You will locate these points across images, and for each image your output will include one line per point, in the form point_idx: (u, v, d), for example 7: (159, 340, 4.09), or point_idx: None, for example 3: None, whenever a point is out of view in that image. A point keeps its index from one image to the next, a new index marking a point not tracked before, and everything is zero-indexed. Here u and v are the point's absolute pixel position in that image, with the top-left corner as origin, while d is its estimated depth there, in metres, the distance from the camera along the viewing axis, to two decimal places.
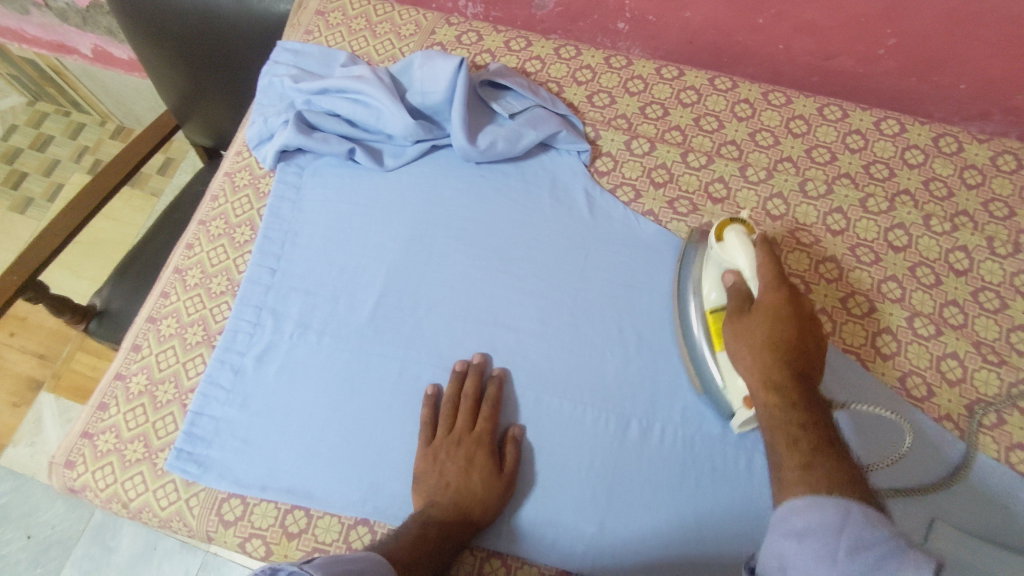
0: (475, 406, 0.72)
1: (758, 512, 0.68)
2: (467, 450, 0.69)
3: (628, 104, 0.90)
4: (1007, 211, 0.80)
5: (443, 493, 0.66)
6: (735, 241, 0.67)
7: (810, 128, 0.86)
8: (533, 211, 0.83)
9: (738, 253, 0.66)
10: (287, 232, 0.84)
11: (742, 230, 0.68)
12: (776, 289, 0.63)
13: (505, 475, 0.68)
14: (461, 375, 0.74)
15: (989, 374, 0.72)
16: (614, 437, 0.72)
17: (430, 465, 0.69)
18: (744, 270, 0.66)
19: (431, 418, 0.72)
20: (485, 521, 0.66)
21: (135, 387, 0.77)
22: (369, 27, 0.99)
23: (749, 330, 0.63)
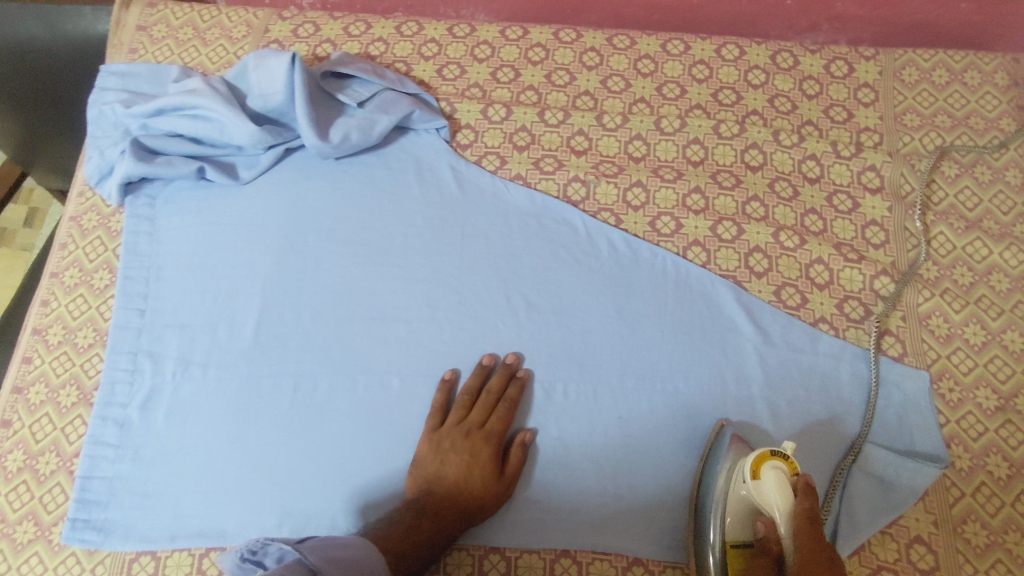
0: (497, 401, 0.72)
1: (667, 447, 0.71)
2: (474, 444, 0.69)
3: (479, 72, 0.88)
4: (846, 114, 0.84)
5: (441, 484, 0.67)
6: (777, 483, 0.59)
7: (657, 65, 0.87)
8: (402, 198, 0.82)
9: (775, 497, 0.59)
10: (148, 267, 0.80)
11: (780, 476, 0.60)
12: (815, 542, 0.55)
13: (505, 475, 0.68)
14: (489, 368, 0.73)
15: (852, 272, 0.76)
16: (520, 405, 0.73)
17: (434, 453, 0.69)
18: (778, 517, 0.58)
19: (442, 406, 0.72)
20: (480, 517, 0.67)
21: (12, 465, 0.72)
22: (197, 34, 0.93)
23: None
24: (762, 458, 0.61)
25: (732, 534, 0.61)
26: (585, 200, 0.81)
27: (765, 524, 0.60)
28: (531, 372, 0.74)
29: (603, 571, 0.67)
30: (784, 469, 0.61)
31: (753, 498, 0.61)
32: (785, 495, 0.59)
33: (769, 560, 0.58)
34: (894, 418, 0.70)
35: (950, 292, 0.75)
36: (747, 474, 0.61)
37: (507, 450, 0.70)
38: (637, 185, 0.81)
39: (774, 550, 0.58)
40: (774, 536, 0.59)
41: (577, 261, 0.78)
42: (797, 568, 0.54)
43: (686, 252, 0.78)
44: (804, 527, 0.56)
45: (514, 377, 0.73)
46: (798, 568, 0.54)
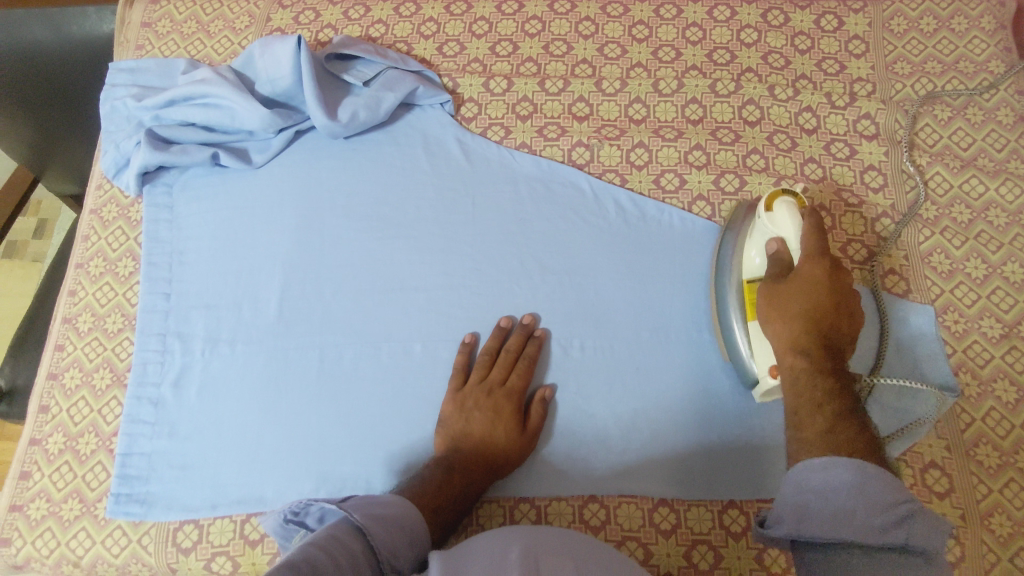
0: (517, 360, 0.74)
1: (684, 393, 0.73)
2: (497, 401, 0.71)
3: (478, 47, 0.90)
4: (838, 66, 0.86)
5: (467, 440, 0.69)
6: (789, 211, 0.65)
7: (652, 30, 0.90)
8: (412, 172, 0.84)
9: (785, 222, 0.65)
10: (171, 253, 0.82)
11: (792, 201, 0.65)
12: (819, 260, 0.62)
13: (528, 429, 0.71)
14: (506, 329, 0.75)
15: (854, 216, 0.78)
16: (538, 362, 0.75)
17: (459, 411, 0.71)
18: (791, 240, 0.64)
19: (463, 367, 0.74)
20: (506, 469, 0.69)
21: (54, 447, 0.74)
22: (201, 27, 0.95)
23: (786, 297, 0.62)
24: (774, 195, 0.67)
25: (753, 266, 0.68)
26: (590, 163, 0.83)
27: (777, 243, 0.65)
28: (547, 331, 0.76)
29: (631, 514, 0.69)
30: (795, 202, 0.66)
31: (766, 229, 0.67)
32: (795, 220, 0.64)
33: (780, 267, 0.64)
34: (903, 353, 0.73)
35: (950, 229, 0.77)
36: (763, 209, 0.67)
37: (529, 405, 0.72)
38: (639, 146, 0.83)
39: (783, 264, 0.64)
40: (784, 248, 0.64)
41: (586, 223, 0.80)
42: (802, 279, 0.62)
43: (691, 206, 0.80)
44: (820, 285, 0.61)
45: (531, 336, 0.75)
46: (807, 279, 0.62)
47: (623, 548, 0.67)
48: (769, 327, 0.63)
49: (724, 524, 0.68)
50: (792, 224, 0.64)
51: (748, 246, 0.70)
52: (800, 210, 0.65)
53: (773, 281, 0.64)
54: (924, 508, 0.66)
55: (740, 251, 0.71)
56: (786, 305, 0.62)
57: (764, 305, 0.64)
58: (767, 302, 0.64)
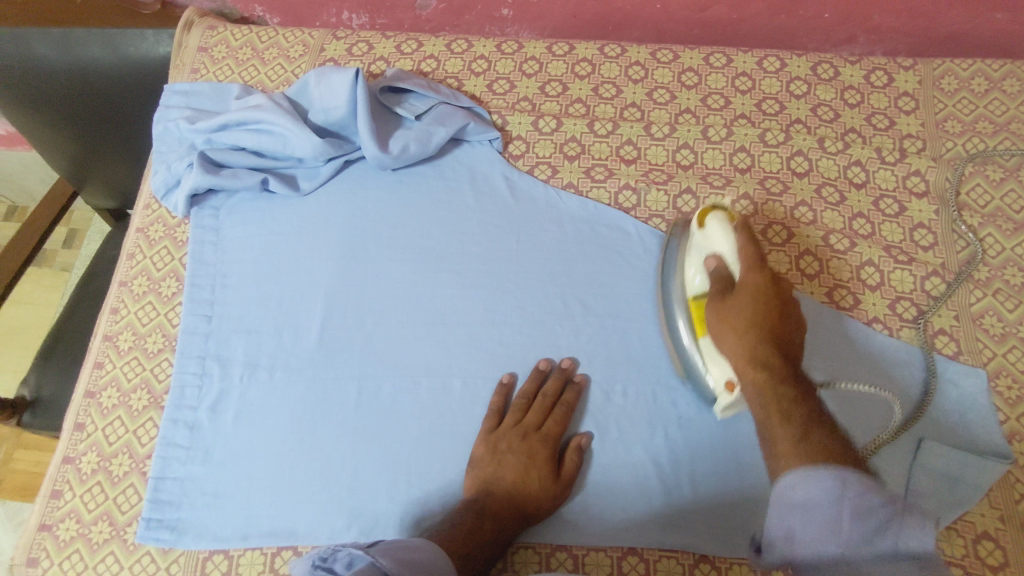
0: (553, 404, 0.73)
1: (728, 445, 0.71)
2: (531, 445, 0.70)
3: (528, 86, 0.91)
4: (888, 121, 0.86)
5: (498, 484, 0.68)
6: (721, 226, 0.68)
7: (701, 78, 0.90)
8: (458, 208, 0.84)
9: (721, 236, 0.67)
10: (215, 275, 0.82)
11: (723, 216, 0.69)
12: (758, 269, 0.63)
13: (563, 476, 0.69)
14: (544, 372, 0.75)
15: (903, 273, 0.78)
16: (576, 408, 0.74)
17: (491, 454, 0.70)
18: (728, 255, 0.66)
19: (499, 410, 0.73)
20: (536, 517, 0.68)
21: (87, 466, 0.73)
22: (255, 54, 0.97)
23: (732, 308, 0.63)
24: (707, 213, 0.70)
25: (697, 288, 0.69)
26: (636, 207, 0.83)
27: (715, 259, 0.67)
28: (586, 375, 0.75)
29: (671, 569, 0.66)
30: (726, 217, 0.69)
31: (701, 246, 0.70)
32: (728, 236, 0.67)
33: (722, 284, 0.65)
34: (952, 417, 0.71)
35: (1001, 291, 0.76)
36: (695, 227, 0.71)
37: (563, 452, 0.71)
38: (686, 192, 0.83)
39: (723, 277, 0.66)
40: (723, 268, 0.66)
41: (632, 267, 0.80)
42: (744, 289, 0.63)
43: None
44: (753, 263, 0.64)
45: (571, 382, 0.74)
46: (752, 290, 0.62)
47: None
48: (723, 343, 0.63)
49: None
50: (727, 237, 0.67)
51: (688, 263, 0.72)
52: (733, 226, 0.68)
53: (719, 295, 0.65)
54: None
55: (682, 267, 0.73)
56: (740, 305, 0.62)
57: (719, 272, 0.66)
58: (718, 323, 0.63)
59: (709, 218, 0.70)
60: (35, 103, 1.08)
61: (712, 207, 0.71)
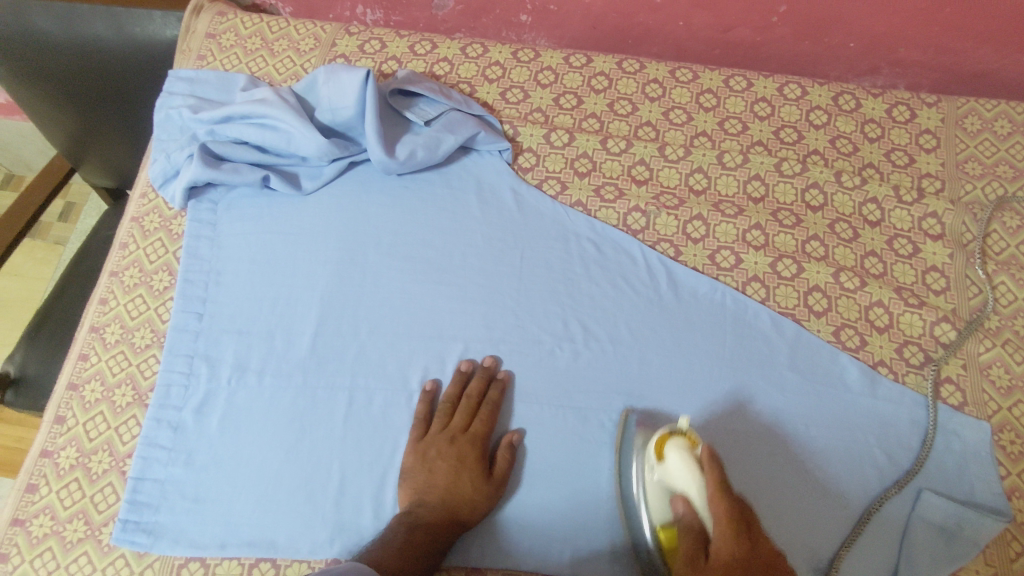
0: (479, 405, 0.72)
1: None
2: (459, 449, 0.69)
3: (542, 97, 0.89)
4: (907, 159, 0.84)
5: (430, 491, 0.66)
6: (682, 460, 0.60)
7: (720, 100, 0.88)
8: (463, 219, 0.82)
9: (681, 472, 0.59)
10: (208, 272, 0.80)
11: (682, 445, 0.61)
12: (720, 501, 0.55)
13: (495, 476, 0.68)
14: (467, 374, 0.74)
15: (912, 317, 0.76)
16: (502, 406, 0.73)
17: (420, 462, 0.69)
18: (693, 493, 0.58)
19: (425, 415, 0.72)
20: (474, 521, 0.66)
21: (65, 461, 0.72)
22: (265, 44, 0.94)
23: (703, 502, 0.56)
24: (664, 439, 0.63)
25: (657, 465, 0.62)
26: (645, 230, 0.81)
27: (682, 501, 0.59)
28: (513, 374, 0.74)
29: None
30: (685, 441, 0.62)
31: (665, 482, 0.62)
32: (690, 471, 0.59)
33: (688, 511, 0.58)
34: (954, 468, 0.69)
35: (1011, 343, 0.75)
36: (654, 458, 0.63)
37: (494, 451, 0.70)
38: (697, 218, 0.81)
39: (686, 523, 0.57)
40: (692, 512, 0.58)
41: (635, 291, 0.78)
42: (710, 487, 0.56)
43: (746, 286, 0.78)
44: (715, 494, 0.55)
45: (494, 380, 0.73)
46: (719, 493, 0.55)
47: None
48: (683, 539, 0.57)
49: None
50: (687, 471, 0.59)
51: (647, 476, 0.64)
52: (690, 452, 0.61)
53: (691, 528, 0.56)
54: None
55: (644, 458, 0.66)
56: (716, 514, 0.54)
57: (685, 517, 0.58)
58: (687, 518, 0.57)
59: (668, 448, 0.62)
60: (38, 78, 1.05)
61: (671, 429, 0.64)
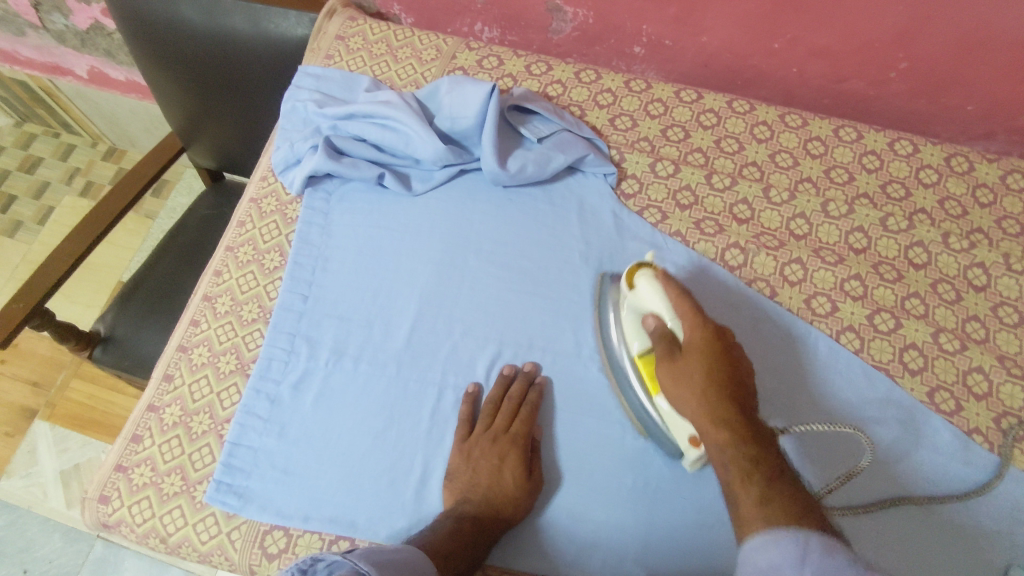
0: (520, 406, 0.74)
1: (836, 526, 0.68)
2: (501, 448, 0.70)
3: (650, 127, 0.91)
4: (1019, 228, 0.83)
5: (475, 490, 0.69)
6: (648, 283, 0.69)
7: (828, 149, 0.89)
8: (563, 236, 0.84)
9: (652, 296, 0.68)
10: (317, 257, 0.84)
11: (650, 272, 0.70)
12: (700, 327, 0.64)
13: (535, 476, 0.70)
14: (509, 377, 0.76)
15: (1013, 388, 0.74)
16: (541, 409, 0.75)
17: (465, 461, 0.71)
18: (662, 313, 0.67)
19: (470, 417, 0.74)
20: (517, 519, 0.68)
21: (169, 418, 0.76)
22: (390, 51, 0.99)
23: (685, 373, 0.63)
24: (635, 270, 0.73)
25: (638, 350, 0.71)
26: (742, 267, 0.82)
27: (653, 317, 0.68)
28: (549, 380, 0.76)
29: None
30: (652, 272, 0.71)
31: (636, 304, 0.71)
32: (659, 293, 0.68)
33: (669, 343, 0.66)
34: None
35: None
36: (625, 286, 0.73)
37: (535, 451, 0.72)
38: (796, 262, 0.82)
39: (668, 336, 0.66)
40: (660, 322, 0.67)
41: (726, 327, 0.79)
42: (693, 351, 0.63)
43: (840, 335, 0.78)
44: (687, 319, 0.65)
45: (533, 383, 0.75)
46: (702, 344, 0.63)
47: None
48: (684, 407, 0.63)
49: None
50: (654, 293, 0.68)
51: (628, 327, 0.73)
52: (659, 278, 0.70)
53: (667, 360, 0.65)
54: None
55: (623, 338, 0.74)
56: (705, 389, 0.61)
57: (660, 331, 0.67)
58: (676, 387, 0.63)
59: (639, 278, 0.70)
60: (177, 63, 1.13)
61: (639, 265, 0.73)
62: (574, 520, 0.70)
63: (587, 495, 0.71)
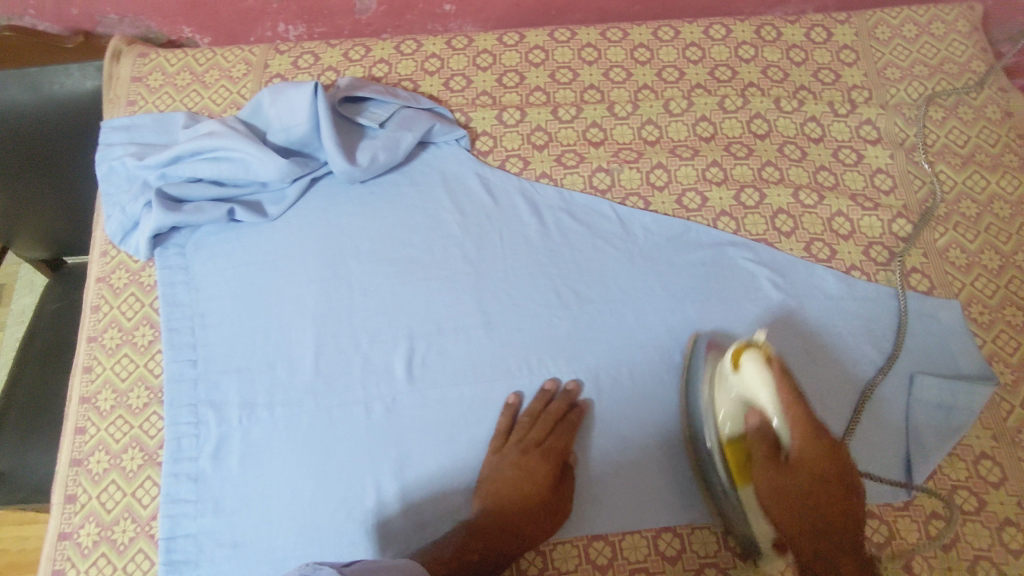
0: (559, 421, 0.72)
1: None
2: (530, 462, 0.69)
3: (485, 80, 0.90)
4: (833, 76, 0.90)
5: (496, 500, 0.68)
6: (758, 368, 0.62)
7: (653, 53, 0.91)
8: (436, 213, 0.83)
9: (762, 382, 0.62)
10: (192, 316, 0.78)
11: (760, 355, 0.63)
12: (816, 438, 0.61)
13: (561, 492, 0.69)
14: (552, 391, 0.74)
15: (871, 219, 0.82)
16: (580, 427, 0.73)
17: (494, 470, 0.70)
18: (766, 408, 0.63)
19: (507, 428, 0.73)
20: (532, 535, 0.67)
21: (88, 539, 0.69)
22: (195, 78, 0.90)
23: (787, 484, 0.61)
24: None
25: (726, 434, 0.66)
26: (612, 188, 0.84)
27: (757, 414, 0.63)
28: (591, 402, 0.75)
29: (705, 540, 0.69)
30: (762, 354, 0.63)
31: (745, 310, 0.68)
32: (767, 380, 0.62)
33: (769, 447, 0.63)
34: (938, 346, 0.75)
35: (961, 225, 0.81)
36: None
37: (567, 469, 0.71)
38: (658, 167, 0.85)
39: (772, 442, 0.63)
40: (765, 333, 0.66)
41: (615, 248, 0.81)
42: (802, 469, 0.61)
43: (716, 223, 0.82)
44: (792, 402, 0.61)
45: (575, 403, 0.74)
46: (810, 466, 0.61)
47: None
48: (760, 483, 0.62)
49: None
50: (767, 384, 0.62)
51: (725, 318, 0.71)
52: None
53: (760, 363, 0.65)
54: (983, 500, 0.68)
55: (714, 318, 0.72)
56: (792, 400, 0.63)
57: (761, 431, 0.63)
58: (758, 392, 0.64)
59: (744, 358, 0.64)
60: None
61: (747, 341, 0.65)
62: None
63: None
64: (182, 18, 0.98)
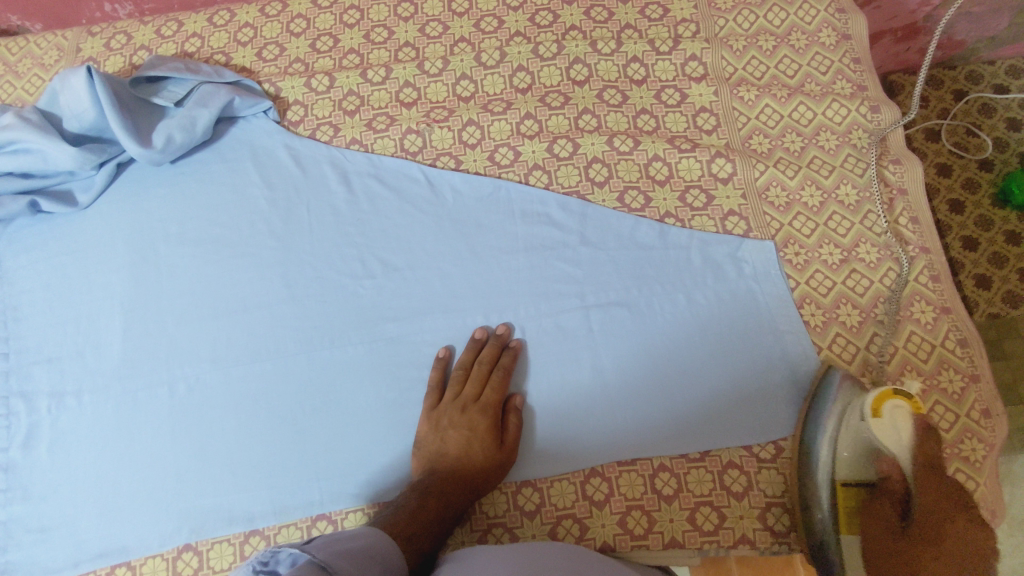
0: (491, 371, 0.71)
1: (558, 352, 0.72)
2: (471, 417, 0.68)
3: (298, 47, 0.88)
4: (662, 11, 0.86)
5: (441, 459, 0.67)
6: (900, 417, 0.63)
7: (471, 2, 0.88)
8: (244, 187, 0.81)
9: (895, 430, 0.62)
10: (5, 310, 0.79)
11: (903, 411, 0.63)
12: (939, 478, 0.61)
13: (507, 444, 0.68)
14: (481, 342, 0.72)
15: (690, 161, 0.78)
16: (515, 372, 0.72)
17: (433, 431, 0.68)
18: (901, 458, 0.62)
19: (439, 383, 0.71)
20: (485, 485, 0.67)
21: None
22: (7, 68, 0.89)
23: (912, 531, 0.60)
24: (884, 395, 0.64)
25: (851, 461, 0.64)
26: (423, 150, 0.81)
27: (888, 461, 0.63)
28: (523, 342, 0.73)
29: (496, 501, 0.69)
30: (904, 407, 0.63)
31: (867, 434, 0.64)
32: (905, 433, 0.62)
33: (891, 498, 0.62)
34: (749, 294, 0.72)
35: (783, 160, 0.77)
36: (868, 412, 0.64)
37: (504, 417, 0.70)
38: (469, 124, 0.82)
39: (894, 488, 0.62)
40: (895, 470, 0.62)
41: (423, 212, 0.79)
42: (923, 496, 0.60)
43: (528, 177, 0.79)
44: (927, 474, 0.61)
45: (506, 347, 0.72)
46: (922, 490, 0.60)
47: (489, 536, 0.68)
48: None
49: (587, 493, 0.68)
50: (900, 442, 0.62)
51: (851, 436, 0.65)
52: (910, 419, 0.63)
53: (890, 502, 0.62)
54: (779, 446, 0.68)
55: (841, 411, 0.66)
56: (931, 542, 0.59)
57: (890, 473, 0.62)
58: (880, 531, 0.61)
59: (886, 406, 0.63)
60: None
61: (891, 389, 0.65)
62: (334, 453, 0.71)
63: (336, 426, 0.72)
64: (3, 6, 0.96)
